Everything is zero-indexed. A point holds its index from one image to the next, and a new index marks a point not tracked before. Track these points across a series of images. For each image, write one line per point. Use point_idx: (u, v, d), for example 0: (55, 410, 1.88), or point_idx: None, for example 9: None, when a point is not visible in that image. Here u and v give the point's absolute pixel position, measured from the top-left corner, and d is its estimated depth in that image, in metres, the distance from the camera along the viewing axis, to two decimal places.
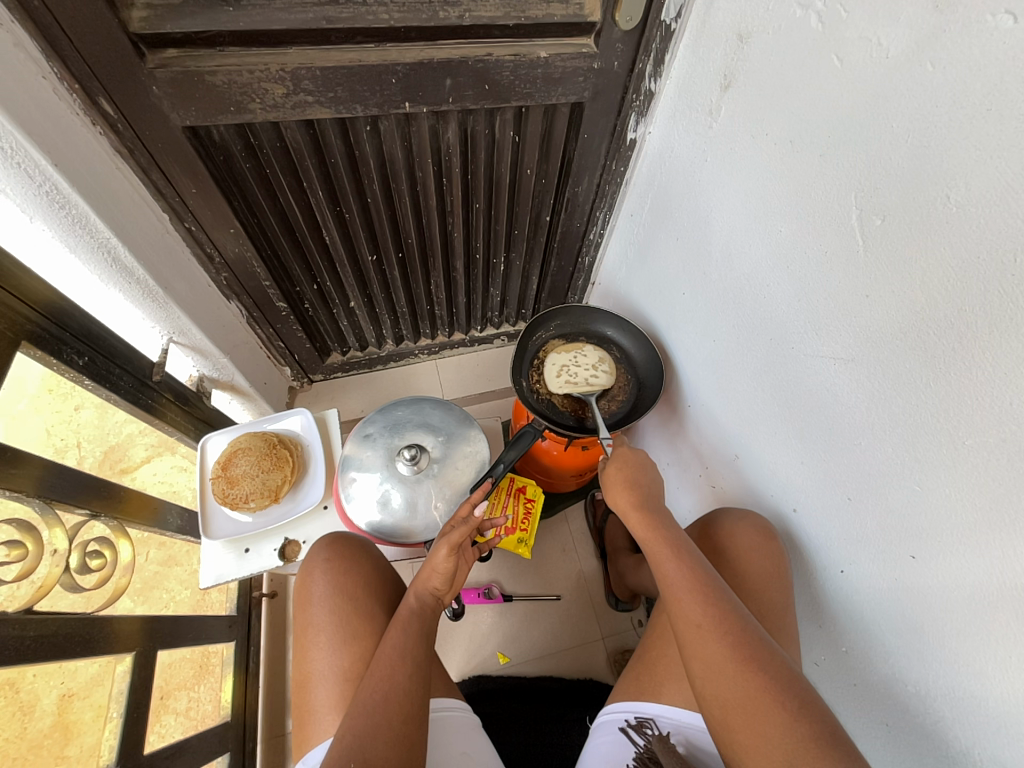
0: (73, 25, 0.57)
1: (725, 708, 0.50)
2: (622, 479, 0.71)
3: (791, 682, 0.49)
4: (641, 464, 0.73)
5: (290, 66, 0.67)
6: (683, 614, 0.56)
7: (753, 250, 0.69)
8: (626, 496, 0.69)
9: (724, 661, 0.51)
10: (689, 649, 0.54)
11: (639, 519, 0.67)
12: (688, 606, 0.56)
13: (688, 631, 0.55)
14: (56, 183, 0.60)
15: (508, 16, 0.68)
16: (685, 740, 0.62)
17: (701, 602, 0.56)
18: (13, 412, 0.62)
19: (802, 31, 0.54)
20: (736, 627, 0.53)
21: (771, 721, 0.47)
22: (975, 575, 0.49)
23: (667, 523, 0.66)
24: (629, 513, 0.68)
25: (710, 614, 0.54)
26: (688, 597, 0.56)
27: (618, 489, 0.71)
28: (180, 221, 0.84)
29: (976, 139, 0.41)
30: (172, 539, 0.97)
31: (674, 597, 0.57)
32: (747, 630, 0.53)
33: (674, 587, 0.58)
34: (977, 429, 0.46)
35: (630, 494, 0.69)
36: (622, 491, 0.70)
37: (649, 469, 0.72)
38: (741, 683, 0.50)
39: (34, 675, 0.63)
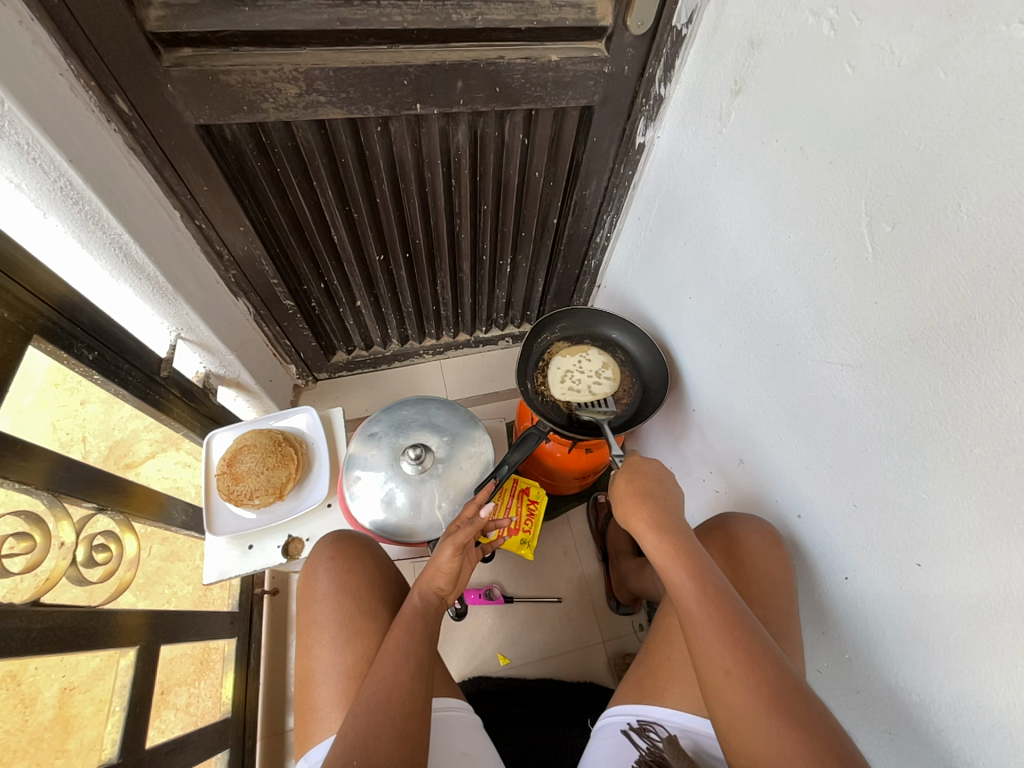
0: (90, 22, 0.58)
1: (752, 754, 0.50)
2: (639, 501, 0.68)
3: (825, 734, 0.49)
4: (659, 480, 0.71)
5: (304, 67, 0.67)
6: (708, 658, 0.55)
7: (760, 256, 0.70)
8: (643, 520, 0.66)
9: (752, 711, 0.51)
10: (714, 694, 0.54)
11: (657, 544, 0.64)
12: (715, 651, 0.54)
13: (713, 676, 0.54)
14: (70, 179, 0.61)
15: (520, 20, 0.69)
16: (693, 743, 0.62)
17: (728, 646, 0.54)
18: (19, 404, 0.62)
19: (814, 38, 0.55)
20: (764, 674, 0.52)
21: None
22: (982, 585, 0.49)
23: (689, 546, 0.63)
24: (646, 539, 0.65)
25: (738, 660, 0.53)
26: (714, 641, 0.55)
27: (636, 512, 0.68)
28: (190, 218, 0.84)
29: (989, 147, 0.41)
30: (175, 535, 0.97)
31: (700, 639, 0.56)
32: (775, 674, 0.52)
33: (699, 627, 0.57)
34: (986, 437, 0.45)
35: (649, 518, 0.66)
36: (640, 513, 0.67)
37: (664, 482, 0.71)
38: (770, 736, 0.49)
39: (36, 668, 0.63)
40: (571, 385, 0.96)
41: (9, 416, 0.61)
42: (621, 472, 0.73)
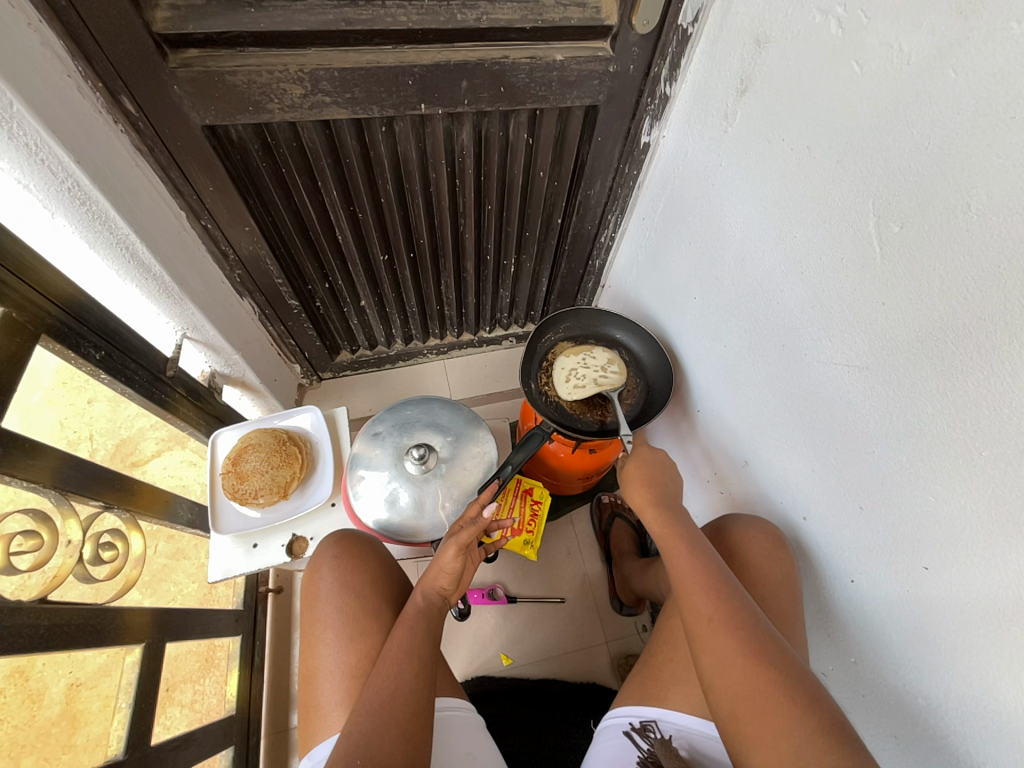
0: (97, 24, 0.58)
1: (734, 700, 0.50)
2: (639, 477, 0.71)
3: (802, 679, 0.50)
4: (661, 465, 0.72)
5: (309, 67, 0.67)
6: (692, 607, 0.56)
7: (765, 256, 0.69)
8: (642, 493, 0.69)
9: (734, 655, 0.52)
10: (698, 644, 0.54)
11: (653, 514, 0.67)
12: (699, 600, 0.56)
13: (697, 624, 0.55)
14: (77, 179, 0.61)
15: (526, 19, 0.69)
16: (687, 743, 0.61)
17: (711, 598, 0.56)
18: (27, 402, 0.64)
19: (822, 37, 0.54)
20: (746, 622, 0.54)
21: (780, 714, 0.47)
22: (990, 588, 0.48)
23: (681, 518, 0.66)
24: (644, 510, 0.68)
25: (720, 607, 0.55)
26: (698, 591, 0.57)
27: (635, 488, 0.71)
28: (196, 218, 0.85)
29: (999, 147, 0.40)
30: (181, 533, 0.98)
31: (685, 591, 0.58)
32: (757, 625, 0.54)
33: (685, 581, 0.59)
34: (995, 440, 0.45)
35: (646, 491, 0.70)
36: (637, 486, 0.71)
37: (667, 470, 0.72)
38: (749, 677, 0.50)
39: (43, 664, 0.64)
40: (576, 382, 0.95)
41: (15, 415, 0.62)
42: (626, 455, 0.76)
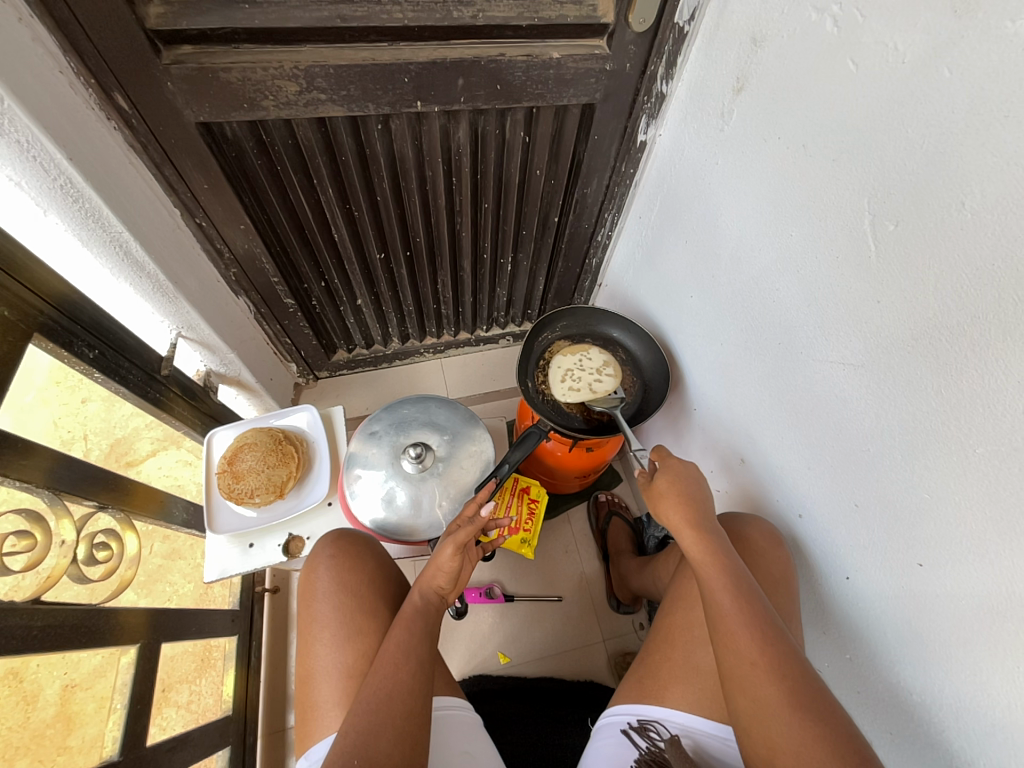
0: (90, 19, 0.58)
1: (773, 746, 0.51)
2: (676, 500, 0.67)
3: (847, 731, 0.49)
4: (696, 481, 0.68)
5: (304, 64, 0.67)
6: (735, 649, 0.55)
7: (761, 255, 0.69)
8: (679, 514, 0.66)
9: (777, 705, 0.51)
10: (736, 684, 0.54)
11: (693, 540, 0.63)
12: (742, 643, 0.55)
13: (738, 667, 0.54)
14: (70, 176, 0.61)
15: (522, 16, 0.69)
16: (693, 743, 0.61)
17: (754, 640, 0.55)
18: (20, 402, 0.63)
19: (817, 35, 0.54)
20: (790, 670, 0.53)
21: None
22: (983, 586, 0.48)
23: (720, 543, 0.63)
24: (682, 534, 0.65)
25: (763, 651, 0.54)
26: (741, 632, 0.55)
27: (673, 508, 0.67)
28: (190, 217, 0.84)
29: (993, 146, 0.41)
30: (176, 533, 0.97)
31: (726, 629, 0.57)
32: (800, 671, 0.53)
33: (726, 618, 0.57)
34: (989, 437, 0.45)
35: (684, 513, 0.66)
36: (674, 507, 0.67)
37: (702, 485, 0.68)
38: (793, 730, 0.50)
39: (38, 665, 0.63)
40: (572, 380, 0.95)
41: (8, 416, 0.61)
42: (660, 471, 0.71)
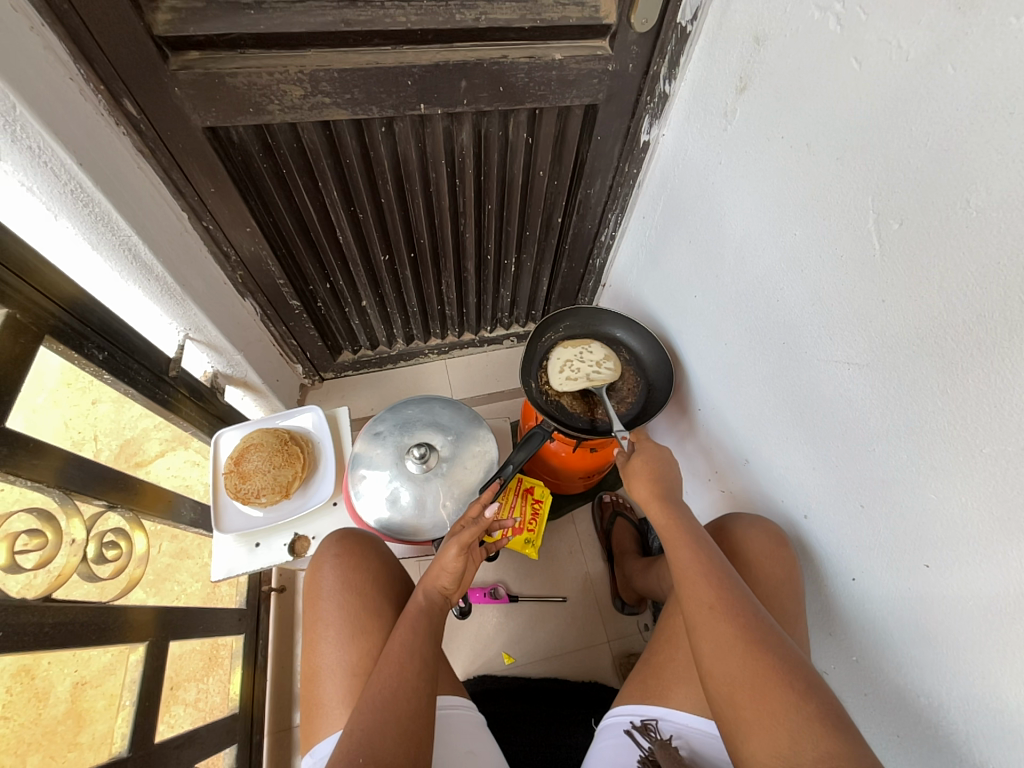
0: (100, 28, 0.59)
1: (731, 685, 0.50)
2: (645, 473, 0.71)
3: (802, 667, 0.50)
4: (668, 462, 0.73)
5: (309, 68, 0.68)
6: (694, 596, 0.57)
7: (766, 254, 0.69)
8: (648, 486, 0.70)
9: (734, 641, 0.52)
10: (698, 631, 0.55)
11: (657, 507, 0.67)
12: (701, 589, 0.57)
13: (698, 612, 0.56)
14: (80, 181, 0.62)
15: (524, 19, 0.69)
16: (686, 743, 0.61)
17: (712, 588, 0.57)
18: (32, 403, 0.64)
19: (820, 33, 0.54)
20: (745, 611, 0.54)
21: (777, 698, 0.48)
22: (991, 587, 0.48)
23: (685, 512, 0.67)
24: (648, 504, 0.69)
25: (721, 595, 0.56)
26: (700, 581, 0.58)
27: (640, 481, 0.71)
28: (198, 219, 0.85)
29: (999, 143, 0.40)
30: (184, 533, 0.98)
31: (687, 580, 0.59)
32: (757, 615, 0.54)
33: (687, 571, 0.60)
34: (996, 436, 0.45)
35: (652, 485, 0.70)
36: (642, 480, 0.71)
37: (673, 467, 0.73)
38: (750, 664, 0.50)
39: (48, 663, 0.64)
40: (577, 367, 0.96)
41: (20, 416, 0.62)
42: (636, 450, 0.75)
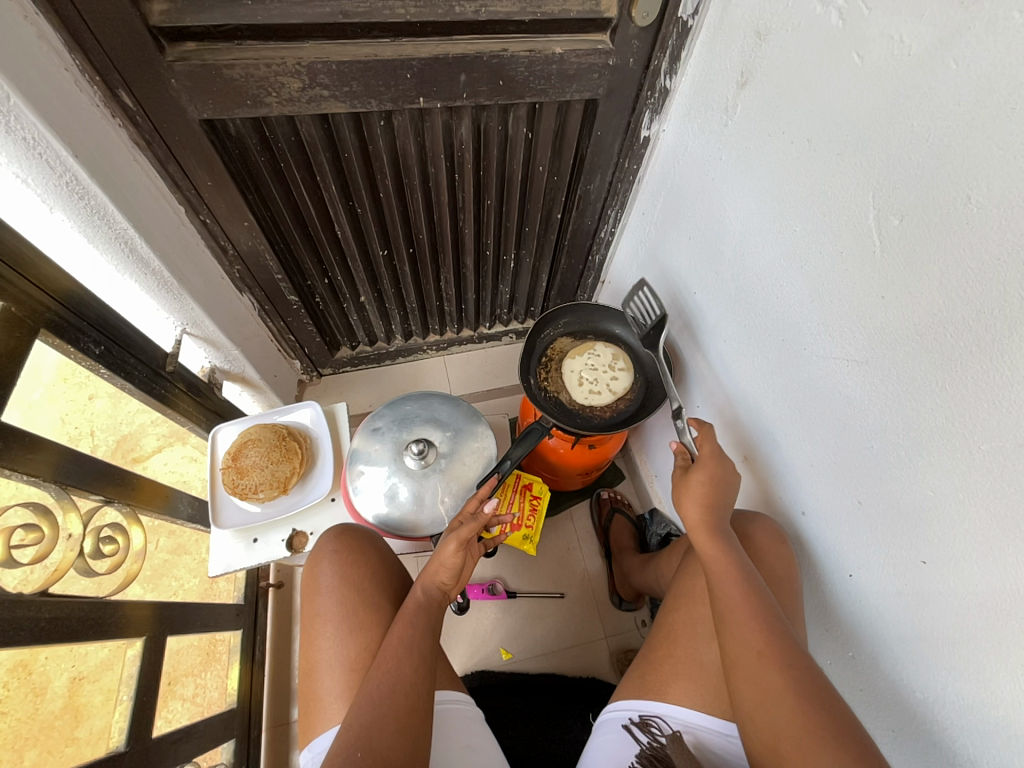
0: (95, 17, 0.58)
1: (775, 734, 0.52)
2: (701, 496, 0.68)
3: (850, 726, 0.50)
4: (722, 484, 0.69)
5: (307, 60, 0.67)
6: (743, 640, 0.58)
7: (766, 250, 0.69)
8: (700, 513, 0.67)
9: (782, 691, 0.53)
10: (743, 675, 0.56)
11: (708, 537, 0.66)
12: (750, 633, 0.58)
13: (746, 657, 0.57)
14: (75, 172, 0.61)
15: (524, 11, 0.68)
16: (695, 738, 0.62)
17: (760, 633, 0.57)
18: (28, 399, 0.64)
19: (823, 28, 0.54)
20: (794, 660, 0.55)
21: (824, 756, 0.49)
22: (987, 584, 0.48)
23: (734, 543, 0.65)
24: (698, 532, 0.67)
25: (771, 643, 0.56)
26: (749, 623, 0.58)
27: (692, 505, 0.68)
28: (195, 213, 0.84)
29: (1000, 138, 0.40)
30: (181, 528, 0.98)
31: (735, 621, 0.59)
32: (805, 665, 0.55)
33: (734, 610, 0.60)
34: (993, 432, 0.45)
35: (703, 511, 0.67)
36: (695, 505, 0.68)
37: (727, 488, 0.69)
38: (796, 716, 0.52)
39: (46, 658, 0.64)
40: (585, 363, 0.97)
41: (16, 411, 0.62)
42: (696, 466, 0.71)
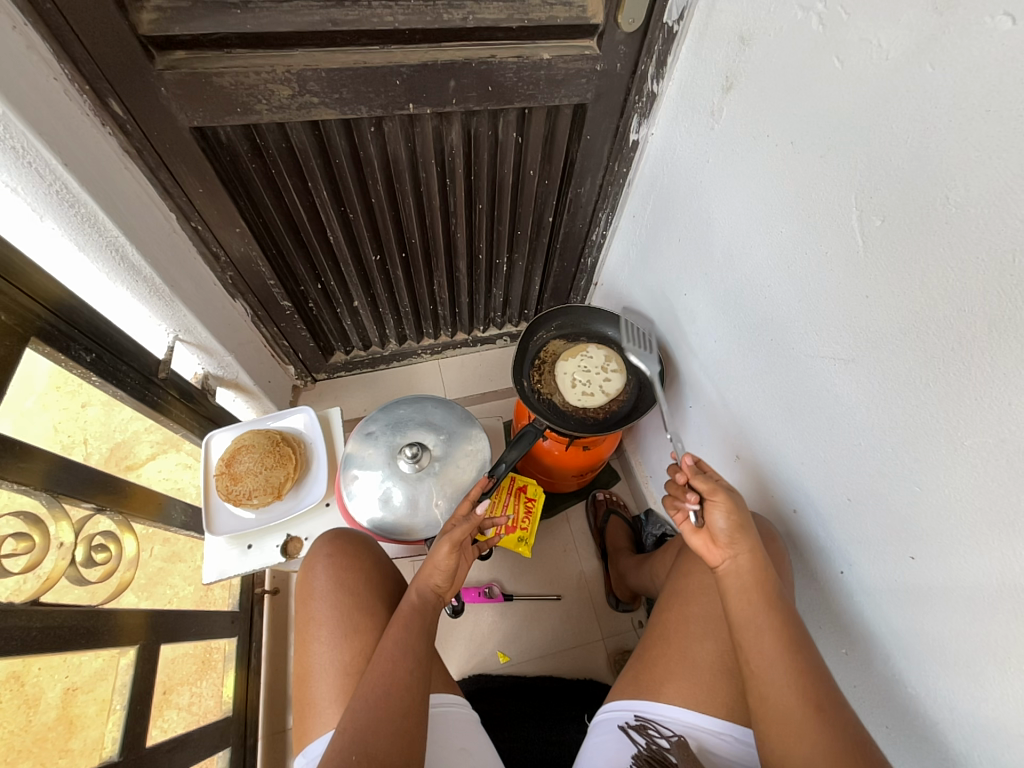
0: (85, 29, 0.59)
1: None
2: (749, 536, 0.62)
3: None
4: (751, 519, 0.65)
5: (296, 68, 0.68)
6: (790, 689, 0.55)
7: (754, 251, 0.70)
8: (747, 553, 0.62)
9: (829, 742, 0.52)
10: (789, 726, 0.54)
11: (755, 579, 0.61)
12: (798, 681, 0.56)
13: (793, 707, 0.54)
14: (65, 181, 0.61)
15: (511, 18, 0.69)
16: (697, 741, 0.62)
17: (810, 679, 0.56)
18: (20, 408, 0.63)
19: (803, 33, 0.55)
20: (836, 708, 0.54)
21: None
22: (976, 578, 0.49)
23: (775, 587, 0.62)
24: (745, 574, 0.61)
25: (817, 691, 0.55)
26: (795, 669, 0.56)
27: (740, 545, 0.62)
28: (186, 220, 0.85)
29: (976, 139, 0.41)
30: (176, 536, 0.97)
31: (781, 669, 0.56)
32: (845, 712, 0.54)
33: (778, 656, 0.57)
34: (977, 428, 0.45)
35: (749, 551, 0.62)
36: (742, 545, 0.62)
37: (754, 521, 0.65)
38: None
39: (39, 669, 0.64)
40: (578, 365, 0.97)
41: (9, 420, 0.62)
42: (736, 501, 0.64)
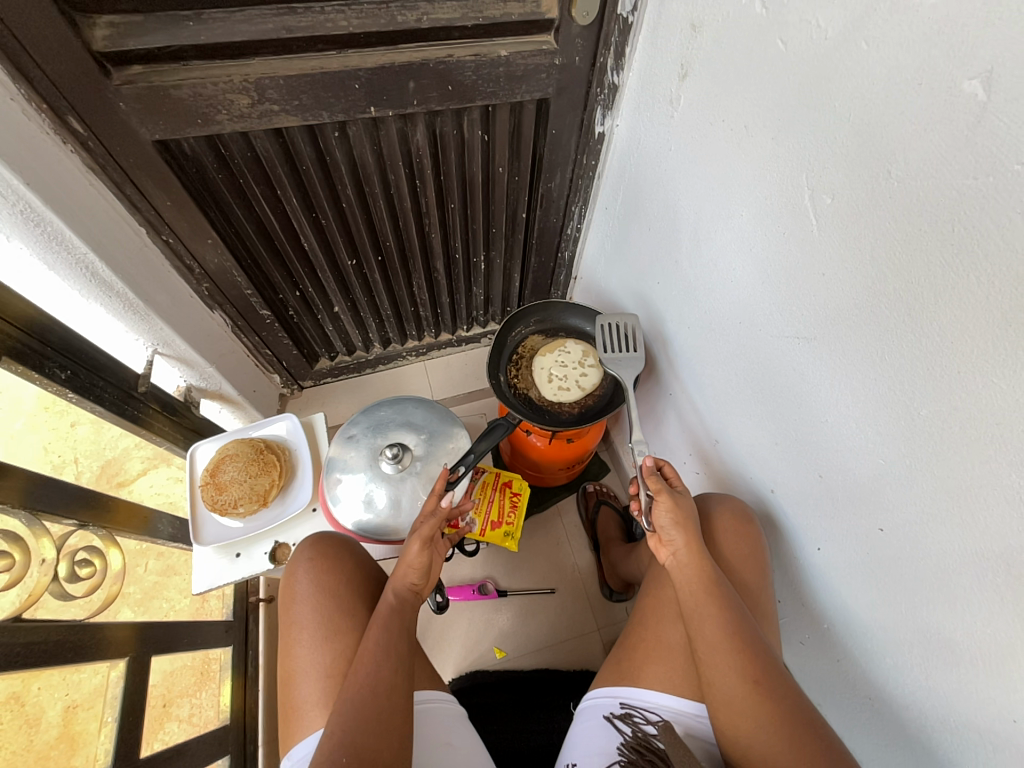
0: (40, 50, 0.59)
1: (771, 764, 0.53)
2: (686, 526, 0.65)
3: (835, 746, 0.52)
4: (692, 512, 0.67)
5: (254, 77, 0.68)
6: (737, 675, 0.56)
7: (718, 237, 0.70)
8: (684, 543, 0.64)
9: (776, 721, 0.53)
10: (739, 711, 0.55)
11: (694, 568, 0.63)
12: (745, 667, 0.56)
13: (741, 694, 0.56)
14: (30, 201, 0.62)
15: (466, 17, 0.70)
16: (684, 725, 0.62)
17: (758, 662, 0.57)
18: (11, 430, 0.67)
19: (748, 17, 0.55)
20: (784, 689, 0.55)
21: None
22: (940, 545, 0.49)
23: (717, 573, 0.63)
24: (685, 565, 0.64)
25: (765, 674, 0.56)
26: (743, 655, 0.57)
27: (676, 537, 0.65)
28: (157, 234, 0.85)
29: (912, 114, 0.42)
30: (169, 550, 0.98)
31: (727, 657, 0.57)
32: (792, 689, 0.56)
33: (723, 645, 0.58)
34: (932, 398, 0.46)
35: (685, 540, 0.64)
36: (678, 535, 0.65)
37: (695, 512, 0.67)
38: (793, 745, 0.52)
39: (38, 688, 0.65)
40: (555, 361, 0.98)
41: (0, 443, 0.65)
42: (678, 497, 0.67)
